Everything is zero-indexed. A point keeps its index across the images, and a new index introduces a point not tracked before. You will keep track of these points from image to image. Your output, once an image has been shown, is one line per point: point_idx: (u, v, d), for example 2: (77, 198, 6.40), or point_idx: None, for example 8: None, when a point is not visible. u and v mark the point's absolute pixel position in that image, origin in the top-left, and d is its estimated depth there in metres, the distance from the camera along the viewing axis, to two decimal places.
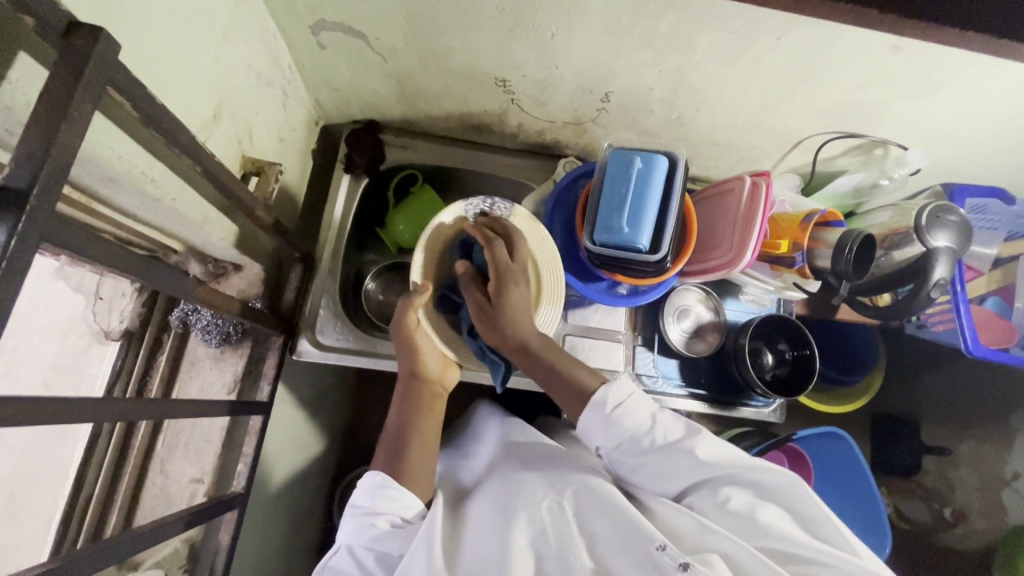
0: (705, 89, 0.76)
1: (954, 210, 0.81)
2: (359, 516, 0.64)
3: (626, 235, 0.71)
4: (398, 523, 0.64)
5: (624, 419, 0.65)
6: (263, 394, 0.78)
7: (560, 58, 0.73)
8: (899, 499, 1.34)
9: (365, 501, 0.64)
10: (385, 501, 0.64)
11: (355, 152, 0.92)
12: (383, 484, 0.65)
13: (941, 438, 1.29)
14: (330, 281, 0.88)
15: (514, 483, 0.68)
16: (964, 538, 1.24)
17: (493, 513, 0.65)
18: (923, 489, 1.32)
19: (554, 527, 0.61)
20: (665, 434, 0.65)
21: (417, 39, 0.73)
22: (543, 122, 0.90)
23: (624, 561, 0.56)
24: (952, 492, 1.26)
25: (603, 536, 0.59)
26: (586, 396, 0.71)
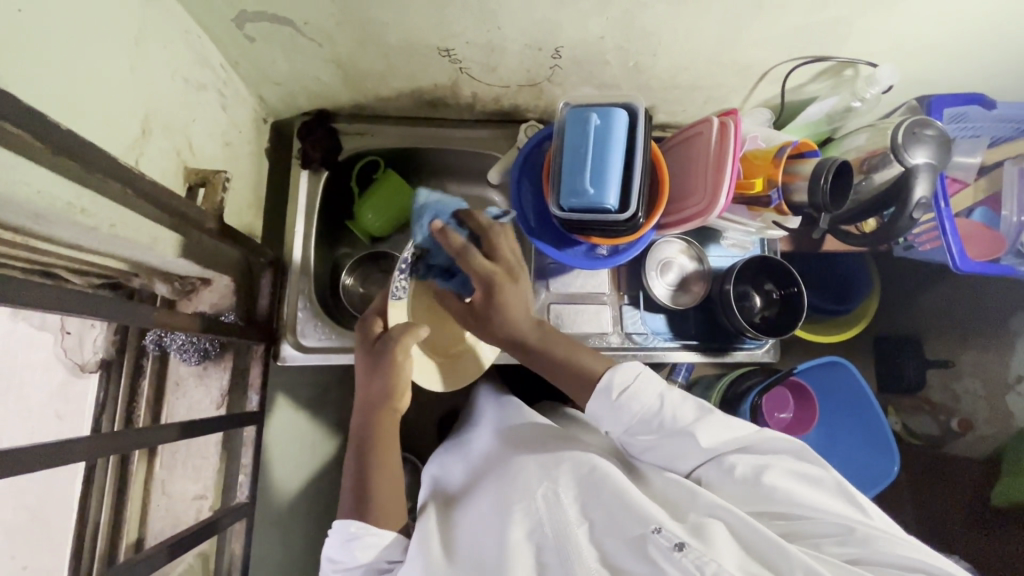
0: (658, 30, 0.72)
1: (931, 122, 0.78)
2: (345, 569, 0.64)
3: (593, 196, 0.69)
4: (386, 567, 0.65)
5: (631, 404, 0.65)
6: (253, 403, 0.79)
7: (501, 18, 0.69)
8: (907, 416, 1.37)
9: (345, 554, 0.64)
10: (364, 552, 0.64)
11: (309, 146, 0.90)
12: (359, 533, 0.64)
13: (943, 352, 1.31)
14: (303, 281, 0.86)
15: (509, 473, 0.68)
16: (971, 445, 1.27)
17: (491, 502, 0.66)
18: (929, 404, 1.34)
19: (549, 514, 0.61)
20: (675, 412, 0.64)
21: (348, 19, 0.69)
22: (497, 89, 0.86)
23: (619, 545, 0.56)
24: (956, 405, 1.29)
25: (598, 521, 0.60)
26: (562, 378, 0.69)
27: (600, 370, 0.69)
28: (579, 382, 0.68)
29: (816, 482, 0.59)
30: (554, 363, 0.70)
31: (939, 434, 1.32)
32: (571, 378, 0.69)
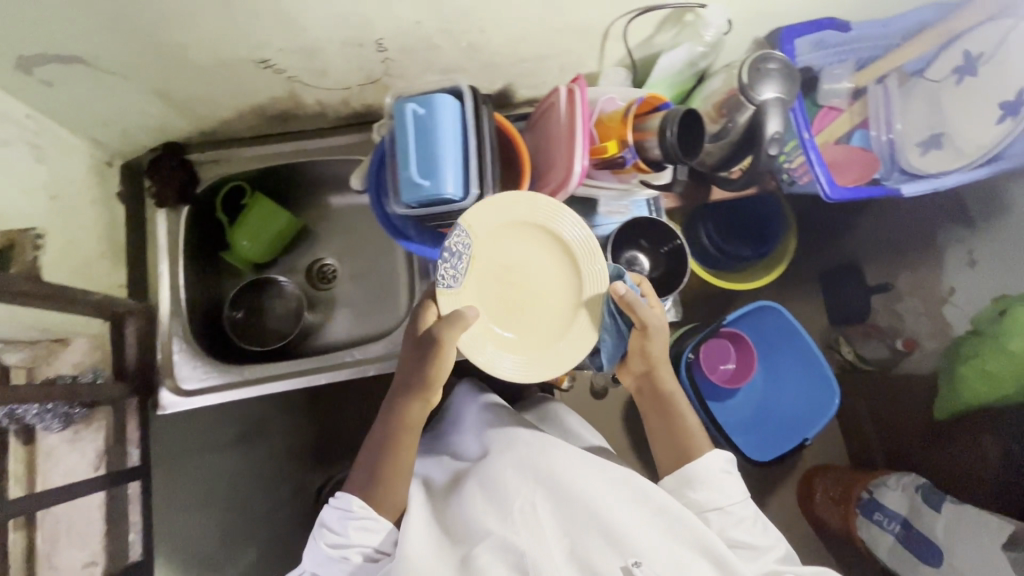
0: (473, 6, 0.69)
1: (774, 55, 0.76)
2: (332, 543, 0.69)
3: (430, 189, 0.66)
4: (372, 556, 0.68)
5: (704, 486, 0.74)
6: (134, 458, 0.78)
7: (303, 21, 0.66)
8: (858, 344, 1.58)
9: (339, 528, 0.69)
10: (358, 535, 0.68)
11: (160, 184, 0.85)
12: (360, 514, 0.69)
13: (885, 276, 1.56)
14: (176, 325, 0.85)
15: (501, 474, 0.71)
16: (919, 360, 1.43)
17: (480, 501, 0.69)
18: (876, 328, 1.56)
19: (530, 535, 0.64)
20: (742, 514, 0.73)
21: (139, 47, 0.65)
22: (339, 92, 0.83)
23: (597, 558, 0.62)
24: (902, 325, 1.49)
25: (583, 540, 0.64)
26: (665, 441, 0.80)
27: (699, 445, 0.78)
28: (671, 443, 0.79)
29: None
30: (658, 429, 0.81)
31: (890, 356, 1.51)
32: (668, 433, 0.80)
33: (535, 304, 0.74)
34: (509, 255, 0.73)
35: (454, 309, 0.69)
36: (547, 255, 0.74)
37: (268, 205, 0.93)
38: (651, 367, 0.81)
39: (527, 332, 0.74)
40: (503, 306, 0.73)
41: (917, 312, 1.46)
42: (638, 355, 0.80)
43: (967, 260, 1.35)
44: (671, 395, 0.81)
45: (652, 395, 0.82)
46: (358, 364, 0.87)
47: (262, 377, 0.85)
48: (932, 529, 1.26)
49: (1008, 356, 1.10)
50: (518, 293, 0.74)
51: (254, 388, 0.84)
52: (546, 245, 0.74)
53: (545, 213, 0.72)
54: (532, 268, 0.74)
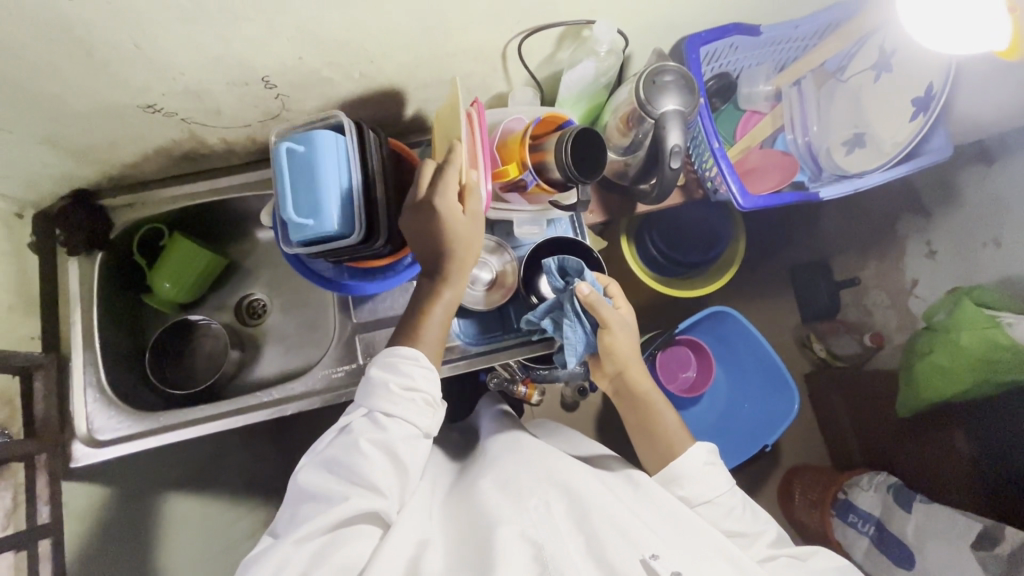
0: (352, 39, 0.68)
1: (669, 67, 0.75)
2: (394, 388, 0.65)
3: (313, 226, 0.65)
4: (431, 404, 0.67)
5: (685, 482, 0.75)
6: (44, 515, 0.76)
7: (177, 64, 0.65)
8: (830, 342, 1.56)
9: (400, 373, 0.66)
10: (423, 380, 0.67)
11: (69, 231, 0.85)
12: (421, 361, 0.67)
13: (852, 270, 1.57)
14: (93, 373, 0.84)
15: (509, 475, 0.71)
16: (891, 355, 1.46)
17: (487, 497, 0.68)
18: (845, 323, 1.57)
19: (542, 527, 0.62)
20: (727, 495, 0.74)
21: (12, 101, 0.64)
22: (240, 129, 0.82)
23: (619, 543, 0.61)
24: (869, 320, 1.52)
25: (597, 534, 0.62)
26: (645, 438, 0.82)
27: (680, 444, 0.79)
28: (651, 437, 0.81)
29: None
30: (638, 425, 0.83)
31: (861, 353, 1.52)
32: (647, 433, 0.82)
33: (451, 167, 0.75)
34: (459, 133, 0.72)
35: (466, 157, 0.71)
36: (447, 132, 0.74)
37: (188, 243, 0.92)
38: (623, 369, 0.82)
39: None
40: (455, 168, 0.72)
41: (884, 306, 1.49)
42: (607, 356, 0.80)
43: (926, 253, 1.39)
44: (647, 395, 0.83)
45: (624, 392, 0.84)
46: (278, 403, 0.85)
47: (180, 424, 0.83)
48: (903, 529, 1.21)
49: (958, 351, 1.08)
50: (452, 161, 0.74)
51: (169, 435, 0.82)
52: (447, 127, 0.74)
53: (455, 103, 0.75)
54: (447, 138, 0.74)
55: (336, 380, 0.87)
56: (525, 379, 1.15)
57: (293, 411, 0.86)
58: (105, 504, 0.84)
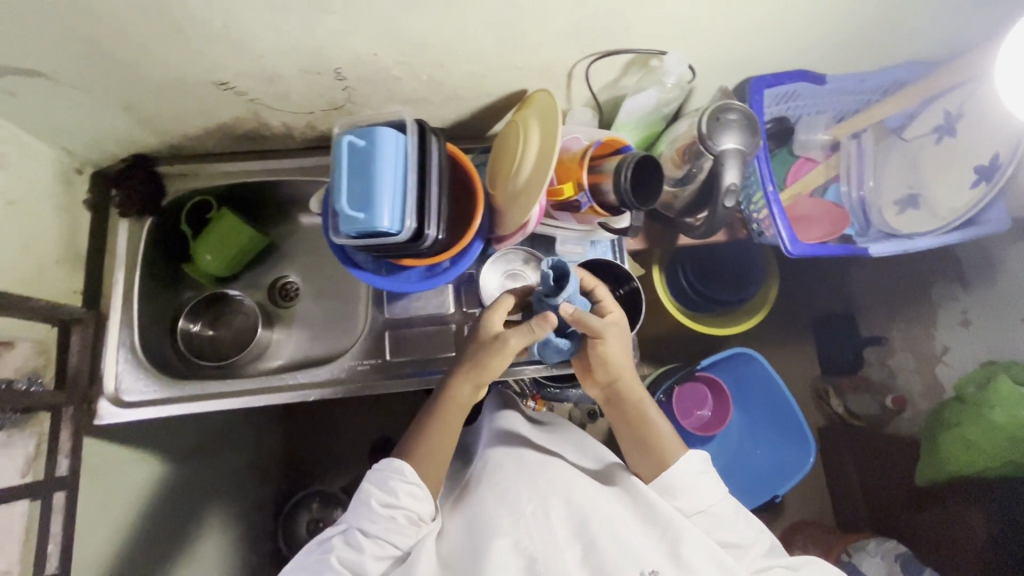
0: (428, 42, 0.70)
1: (733, 106, 0.75)
2: (378, 503, 0.68)
3: (364, 221, 0.66)
4: (414, 521, 0.69)
5: (681, 492, 0.72)
6: (63, 467, 0.76)
7: (257, 47, 0.67)
8: (849, 400, 1.51)
9: (385, 488, 0.69)
10: (407, 498, 0.69)
11: (124, 193, 0.87)
12: (408, 477, 0.70)
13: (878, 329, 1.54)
14: (128, 335, 0.85)
15: (506, 483, 0.73)
16: (910, 422, 1.42)
17: (485, 510, 0.70)
18: (868, 382, 1.52)
19: (541, 539, 0.64)
20: (723, 506, 0.72)
21: (96, 63, 0.66)
22: (304, 116, 0.83)
23: (615, 554, 0.62)
24: (894, 382, 1.47)
25: (594, 545, 0.63)
26: (637, 448, 0.77)
27: (672, 453, 0.75)
28: (644, 446, 0.77)
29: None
30: (628, 434, 0.78)
31: (880, 414, 1.46)
32: (640, 442, 0.77)
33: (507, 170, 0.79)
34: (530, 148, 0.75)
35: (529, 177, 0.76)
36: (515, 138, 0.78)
37: (235, 219, 0.94)
38: (617, 376, 0.78)
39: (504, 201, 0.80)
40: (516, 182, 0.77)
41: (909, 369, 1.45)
42: (601, 363, 0.77)
43: (960, 321, 1.33)
44: (639, 404, 0.78)
45: (616, 399, 0.80)
46: (303, 388, 0.86)
47: (206, 396, 0.84)
48: None
49: (988, 428, 1.05)
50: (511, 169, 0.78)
51: (195, 406, 0.83)
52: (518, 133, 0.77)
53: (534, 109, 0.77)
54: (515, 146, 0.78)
55: (361, 372, 0.87)
56: (535, 396, 1.14)
57: (316, 398, 0.86)
58: (120, 464, 0.86)
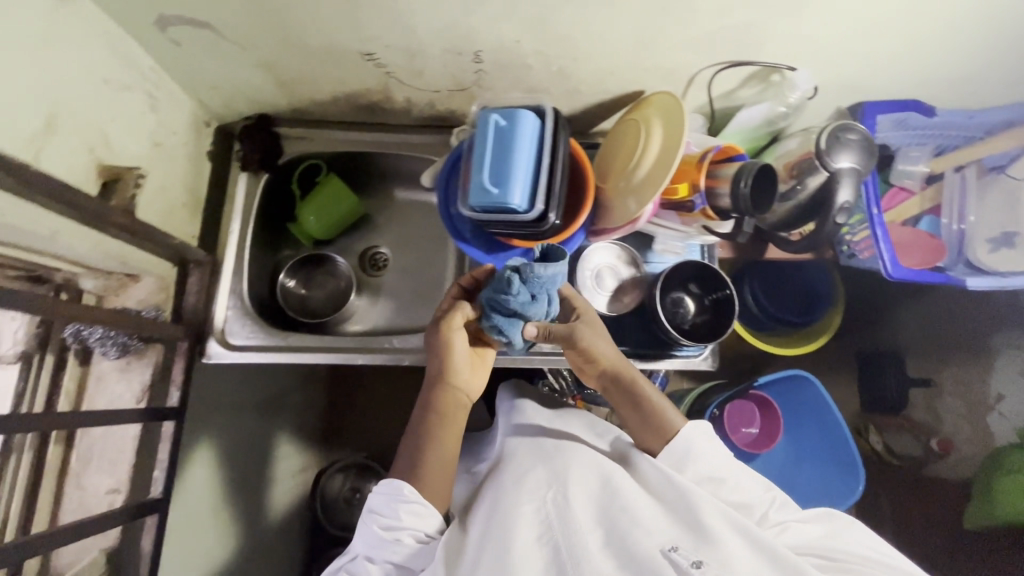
0: (572, 34, 0.73)
1: (854, 127, 0.77)
2: (384, 527, 0.69)
3: (497, 196, 0.69)
4: (421, 538, 0.69)
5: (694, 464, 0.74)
6: (173, 400, 0.80)
7: (414, 22, 0.70)
8: (889, 436, 1.44)
9: (386, 509, 0.70)
10: (408, 517, 0.69)
11: (248, 149, 0.92)
12: (408, 497, 0.70)
13: (924, 370, 1.40)
14: (236, 282, 0.89)
15: (520, 477, 0.75)
16: (956, 466, 1.30)
17: (503, 499, 0.71)
18: (911, 422, 1.41)
19: (558, 516, 0.67)
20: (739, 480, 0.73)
21: (263, 22, 0.71)
22: (429, 93, 0.87)
23: (633, 531, 0.62)
24: (938, 424, 1.36)
25: (615, 529, 0.64)
26: (640, 425, 0.79)
27: (671, 417, 0.77)
28: (646, 422, 0.78)
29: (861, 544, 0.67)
30: (630, 412, 0.80)
31: (921, 456, 1.38)
32: (642, 420, 0.79)
33: (620, 163, 0.82)
34: (651, 149, 0.78)
35: (643, 178, 0.78)
36: (636, 135, 0.80)
37: (342, 186, 0.98)
38: (604, 360, 0.79)
39: (610, 193, 0.83)
40: (628, 179, 0.80)
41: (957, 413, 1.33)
42: (587, 353, 0.79)
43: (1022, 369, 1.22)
44: (633, 377, 0.80)
45: (611, 383, 0.81)
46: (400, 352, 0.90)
47: (306, 349, 0.88)
48: None
49: None
50: (625, 164, 0.81)
51: (296, 356, 0.87)
52: (639, 131, 0.80)
53: (660, 112, 0.79)
54: (633, 144, 0.80)
55: None
56: (576, 395, 1.14)
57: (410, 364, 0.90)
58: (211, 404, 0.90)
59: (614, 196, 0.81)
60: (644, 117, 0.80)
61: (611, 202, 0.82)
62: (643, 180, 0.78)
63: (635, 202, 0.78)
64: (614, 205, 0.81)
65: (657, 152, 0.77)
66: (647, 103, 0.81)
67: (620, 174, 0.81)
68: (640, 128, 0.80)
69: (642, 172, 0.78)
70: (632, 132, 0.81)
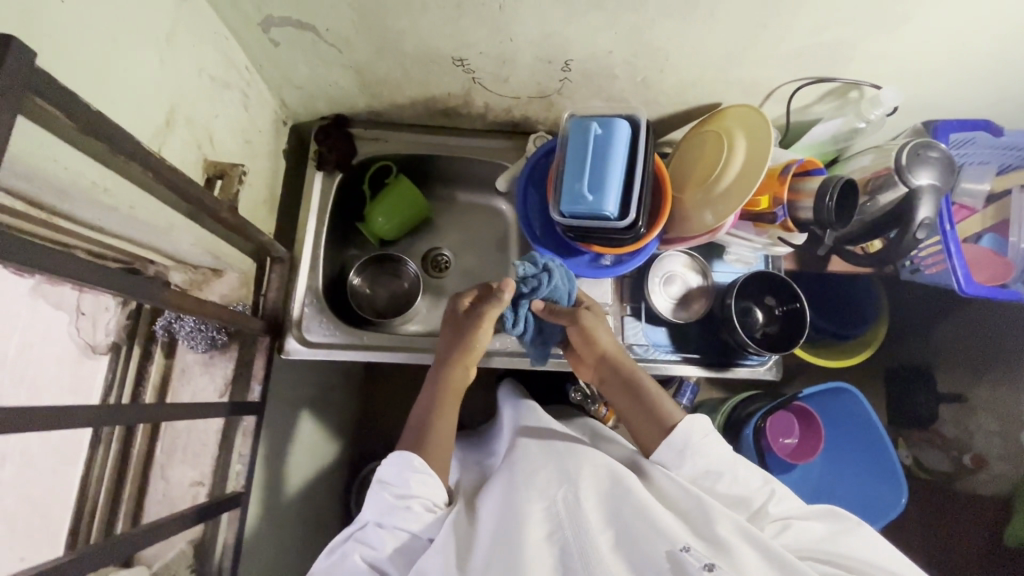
0: (665, 47, 0.75)
1: (936, 145, 0.79)
2: (394, 495, 0.67)
3: (592, 203, 0.70)
4: (430, 508, 0.67)
5: (699, 457, 0.66)
6: (254, 394, 0.81)
7: (514, 30, 0.72)
8: (917, 449, 1.30)
9: (396, 480, 0.68)
10: (419, 485, 0.68)
11: (325, 149, 0.93)
12: (420, 467, 0.69)
13: (955, 384, 1.26)
14: (311, 279, 0.90)
15: (527, 469, 0.69)
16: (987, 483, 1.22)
17: (508, 499, 0.65)
18: (941, 437, 1.27)
19: (570, 517, 0.60)
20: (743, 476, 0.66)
21: (366, 26, 0.72)
22: (509, 100, 0.89)
23: (647, 537, 0.55)
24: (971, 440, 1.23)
25: (628, 534, 0.57)
26: (640, 418, 0.73)
27: (670, 409, 0.71)
28: (645, 415, 0.73)
29: (873, 546, 0.60)
30: (630, 405, 0.75)
31: (951, 471, 1.26)
32: (641, 412, 0.73)
33: (698, 173, 0.83)
34: (734, 161, 0.79)
35: (724, 190, 0.79)
36: (717, 147, 0.82)
37: (412, 186, 0.99)
38: (609, 352, 0.79)
39: (686, 202, 0.84)
40: (707, 190, 0.81)
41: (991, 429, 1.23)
42: (589, 341, 0.79)
43: None
44: (636, 371, 0.77)
45: (614, 377, 0.78)
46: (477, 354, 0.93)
47: (384, 348, 0.89)
48: None
49: None
50: (704, 175, 0.82)
51: (374, 354, 0.88)
52: (721, 143, 0.81)
53: (742, 124, 0.81)
54: (713, 155, 0.82)
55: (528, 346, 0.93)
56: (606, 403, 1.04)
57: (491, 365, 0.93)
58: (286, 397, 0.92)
59: (691, 206, 0.83)
60: (726, 128, 0.82)
61: (687, 211, 0.83)
62: (724, 192, 0.79)
63: (716, 214, 0.80)
64: (691, 215, 0.83)
65: (740, 164, 0.78)
66: (726, 114, 0.83)
67: (698, 184, 0.82)
68: (722, 138, 0.81)
69: (724, 184, 0.79)
70: (713, 143, 0.83)
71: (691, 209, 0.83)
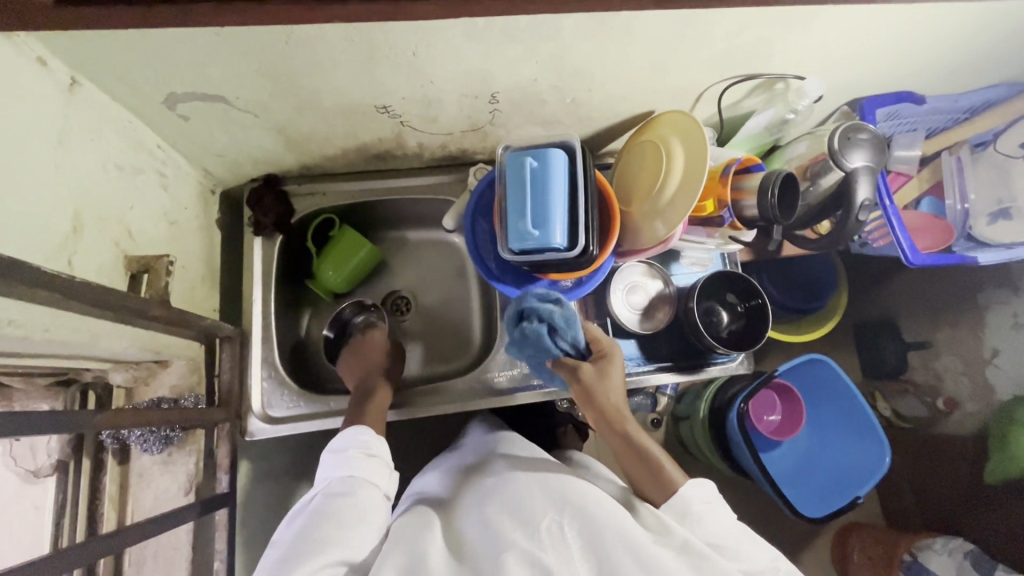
0: (589, 68, 0.74)
1: (864, 127, 0.81)
2: (349, 455, 0.71)
3: (538, 239, 0.69)
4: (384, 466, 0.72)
5: (706, 520, 0.65)
6: (222, 486, 0.77)
7: (432, 74, 0.70)
8: (894, 400, 1.32)
9: (350, 446, 0.72)
10: (373, 444, 0.72)
11: (260, 213, 0.88)
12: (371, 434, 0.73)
13: (919, 333, 1.28)
14: (266, 351, 0.86)
15: (506, 487, 0.66)
16: (960, 423, 1.19)
17: (488, 523, 0.62)
18: (913, 385, 1.28)
19: (555, 550, 0.58)
20: (751, 551, 0.63)
21: (277, 90, 0.69)
22: (442, 136, 0.86)
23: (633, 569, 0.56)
24: (940, 383, 1.23)
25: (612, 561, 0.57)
26: (642, 474, 0.71)
27: (676, 472, 0.70)
28: (648, 470, 0.70)
29: None
30: (632, 458, 0.72)
31: (928, 415, 1.25)
32: (644, 467, 0.70)
33: (643, 184, 0.82)
34: (675, 168, 0.78)
35: (669, 198, 0.78)
36: (656, 156, 0.81)
37: (357, 235, 0.95)
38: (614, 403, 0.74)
39: (636, 216, 0.82)
40: (653, 201, 0.80)
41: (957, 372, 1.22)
42: (592, 391, 0.74)
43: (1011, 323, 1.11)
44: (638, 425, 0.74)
45: (613, 427, 0.73)
46: (449, 401, 0.91)
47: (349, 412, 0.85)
48: None
49: None
50: (648, 186, 0.81)
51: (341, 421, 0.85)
52: (659, 151, 0.81)
53: (677, 131, 0.80)
54: (655, 165, 0.81)
55: (500, 383, 0.92)
56: None
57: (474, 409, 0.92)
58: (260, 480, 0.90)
59: (641, 218, 0.81)
60: (663, 136, 0.82)
61: (638, 224, 0.82)
62: (669, 201, 0.78)
63: (664, 223, 0.78)
64: (643, 228, 0.81)
65: (681, 169, 0.78)
66: (660, 124, 0.83)
67: (644, 196, 0.82)
68: (660, 148, 0.81)
69: (668, 193, 0.78)
70: (652, 152, 0.82)
71: (641, 223, 0.82)
